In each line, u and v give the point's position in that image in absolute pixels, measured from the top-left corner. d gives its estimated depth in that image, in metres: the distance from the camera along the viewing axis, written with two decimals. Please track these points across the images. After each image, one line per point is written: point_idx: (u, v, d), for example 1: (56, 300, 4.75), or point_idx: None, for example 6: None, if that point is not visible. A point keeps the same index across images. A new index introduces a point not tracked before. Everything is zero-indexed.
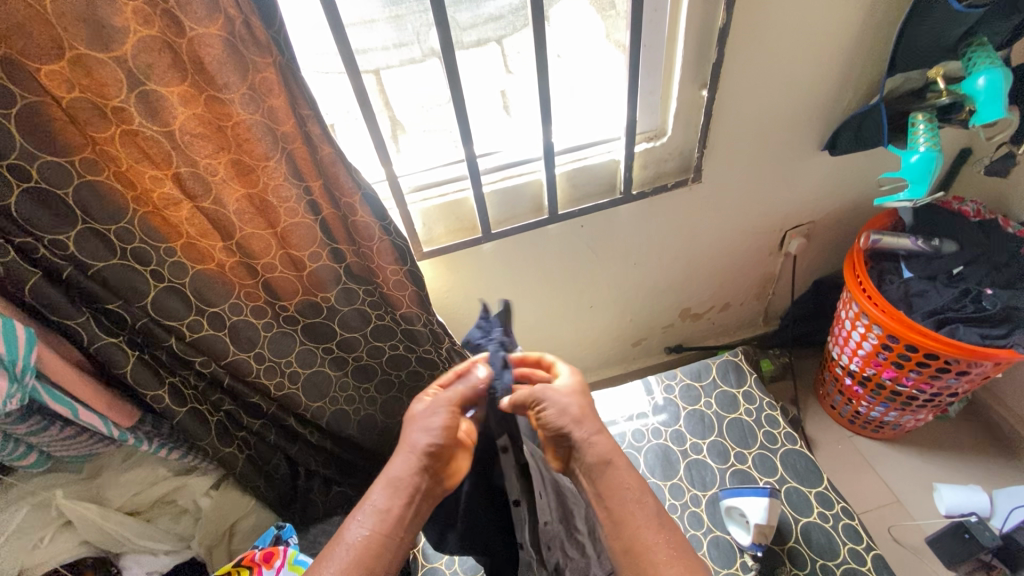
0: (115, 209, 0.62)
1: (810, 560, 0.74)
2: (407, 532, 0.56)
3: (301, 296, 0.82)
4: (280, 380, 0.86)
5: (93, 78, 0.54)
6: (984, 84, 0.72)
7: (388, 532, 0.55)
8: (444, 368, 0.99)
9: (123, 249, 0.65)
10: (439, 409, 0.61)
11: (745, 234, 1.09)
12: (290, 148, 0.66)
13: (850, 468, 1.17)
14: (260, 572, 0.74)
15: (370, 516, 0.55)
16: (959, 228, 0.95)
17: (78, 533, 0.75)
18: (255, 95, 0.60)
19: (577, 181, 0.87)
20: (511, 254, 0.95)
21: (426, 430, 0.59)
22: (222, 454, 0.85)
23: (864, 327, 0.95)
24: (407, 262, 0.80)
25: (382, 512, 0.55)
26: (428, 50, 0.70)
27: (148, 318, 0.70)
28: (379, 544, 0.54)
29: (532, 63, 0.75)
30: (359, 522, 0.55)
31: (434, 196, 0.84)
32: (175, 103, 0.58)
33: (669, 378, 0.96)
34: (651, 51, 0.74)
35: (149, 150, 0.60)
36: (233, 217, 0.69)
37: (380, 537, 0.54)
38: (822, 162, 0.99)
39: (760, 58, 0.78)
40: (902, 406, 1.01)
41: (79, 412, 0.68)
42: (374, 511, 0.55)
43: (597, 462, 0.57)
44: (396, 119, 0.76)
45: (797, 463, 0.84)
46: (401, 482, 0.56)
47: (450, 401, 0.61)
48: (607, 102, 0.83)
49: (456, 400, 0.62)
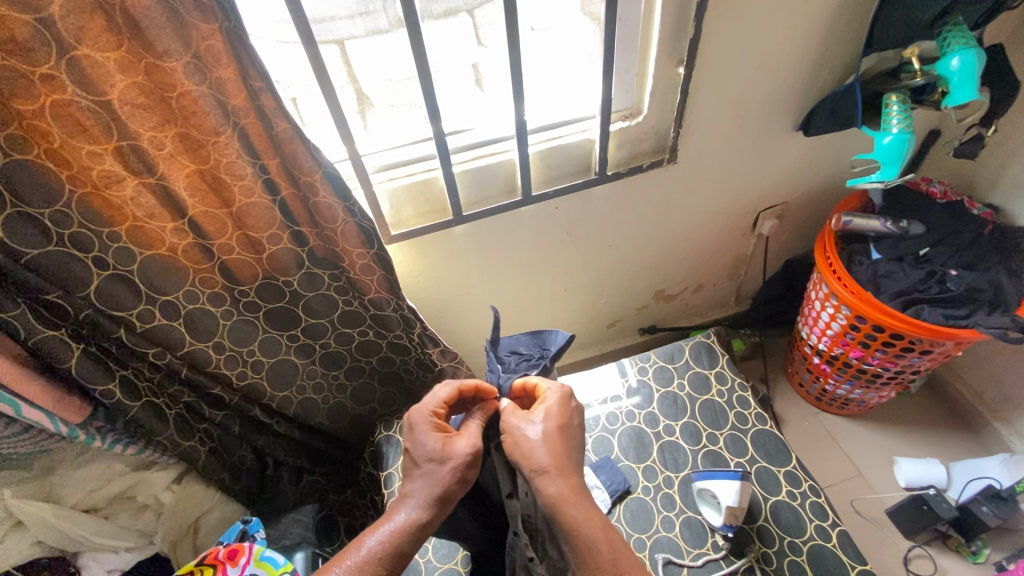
0: (49, 191, 0.57)
1: (778, 538, 0.75)
2: (409, 550, 0.54)
3: (261, 281, 0.77)
4: (242, 370, 0.83)
5: (14, 41, 0.48)
6: (958, 65, 0.72)
7: (394, 559, 0.53)
8: (416, 354, 0.96)
9: (61, 234, 0.60)
10: (469, 465, 0.58)
11: (719, 216, 1.08)
12: (242, 124, 0.60)
13: (817, 444, 1.20)
14: (224, 569, 0.72)
15: (383, 539, 0.54)
16: (926, 209, 0.96)
17: (32, 533, 0.71)
18: (200, 65, 0.55)
19: (551, 161, 0.85)
20: (484, 237, 0.92)
21: (456, 487, 0.57)
22: (183, 448, 0.81)
23: (833, 308, 0.97)
24: (374, 246, 0.76)
25: (395, 548, 0.53)
26: (394, 19, 0.65)
27: (94, 309, 0.66)
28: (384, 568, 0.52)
29: (504, 36, 0.71)
30: (373, 547, 0.53)
31: (400, 175, 0.80)
32: (111, 70, 0.53)
33: (642, 360, 0.96)
34: (629, 25, 0.71)
35: (84, 122, 0.54)
36: (183, 198, 0.64)
37: (388, 562, 0.53)
38: (796, 142, 0.98)
39: (737, 35, 0.76)
40: (866, 383, 1.04)
41: (21, 408, 0.64)
42: (388, 543, 0.53)
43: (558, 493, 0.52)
44: (362, 92, 0.71)
45: (766, 442, 0.85)
46: (420, 521, 0.55)
47: (468, 460, 0.58)
48: (583, 77, 0.80)
49: (473, 459, 0.58)
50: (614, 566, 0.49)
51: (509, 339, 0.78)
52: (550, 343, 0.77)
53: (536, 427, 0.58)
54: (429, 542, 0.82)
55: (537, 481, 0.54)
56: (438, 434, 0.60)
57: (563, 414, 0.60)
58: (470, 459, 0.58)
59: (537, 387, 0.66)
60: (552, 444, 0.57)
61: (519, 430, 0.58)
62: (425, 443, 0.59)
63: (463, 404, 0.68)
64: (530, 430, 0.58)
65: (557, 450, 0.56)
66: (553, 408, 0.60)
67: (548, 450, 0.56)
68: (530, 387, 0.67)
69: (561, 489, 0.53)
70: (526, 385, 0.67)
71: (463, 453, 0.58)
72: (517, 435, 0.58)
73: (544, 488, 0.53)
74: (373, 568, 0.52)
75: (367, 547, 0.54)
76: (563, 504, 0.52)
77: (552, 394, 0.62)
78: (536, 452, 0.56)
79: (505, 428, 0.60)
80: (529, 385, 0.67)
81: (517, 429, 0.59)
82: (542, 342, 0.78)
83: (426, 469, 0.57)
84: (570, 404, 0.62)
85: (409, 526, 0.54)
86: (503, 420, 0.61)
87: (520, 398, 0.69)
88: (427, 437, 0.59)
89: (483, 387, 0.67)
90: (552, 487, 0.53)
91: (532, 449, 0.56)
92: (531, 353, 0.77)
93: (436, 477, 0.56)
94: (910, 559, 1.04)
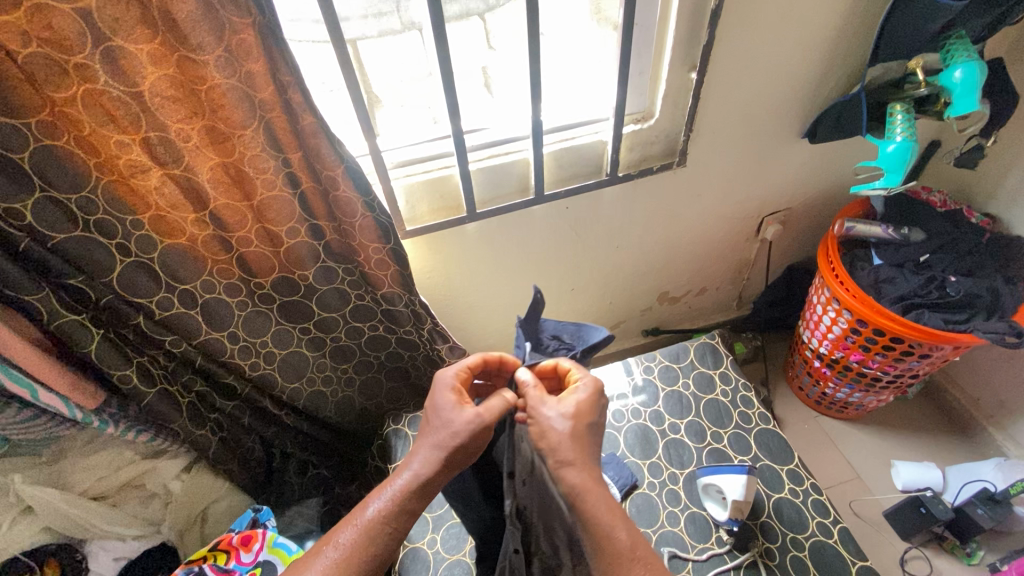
0: (77, 177, 0.58)
1: (781, 534, 0.77)
2: (415, 506, 0.55)
3: (277, 273, 0.78)
4: (255, 361, 0.84)
5: (51, 31, 0.49)
6: (961, 77, 0.74)
7: (399, 516, 0.54)
8: (424, 350, 0.97)
9: (86, 221, 0.61)
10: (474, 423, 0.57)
11: (724, 220, 1.10)
12: (268, 117, 0.62)
13: (816, 447, 1.22)
14: (238, 555, 0.78)
15: (388, 499, 0.54)
16: (927, 218, 0.99)
17: (40, 520, 0.72)
18: (231, 58, 0.56)
19: (564, 161, 0.86)
20: (495, 234, 0.93)
21: (461, 446, 0.56)
22: (195, 436, 0.82)
23: (834, 312, 0.99)
24: (390, 241, 0.77)
25: (399, 504, 0.54)
26: (408, 22, 0.67)
27: (115, 294, 0.67)
28: (384, 526, 0.53)
29: (514, 40, 0.73)
30: (378, 507, 0.54)
31: (417, 172, 0.81)
32: (145, 61, 0.53)
33: (648, 360, 0.98)
34: (643, 31, 0.73)
35: (114, 112, 0.55)
36: (206, 188, 0.65)
37: (391, 522, 0.53)
38: (801, 149, 1.00)
39: (748, 41, 0.78)
40: (866, 387, 1.06)
41: (38, 393, 0.65)
42: (393, 500, 0.54)
43: (575, 485, 0.53)
44: (373, 92, 0.73)
45: (769, 441, 0.87)
46: (425, 479, 0.55)
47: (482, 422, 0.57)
48: (595, 81, 0.82)
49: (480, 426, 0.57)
50: (630, 551, 0.50)
51: (555, 324, 0.77)
52: (591, 338, 0.75)
53: (559, 426, 0.56)
54: (438, 534, 0.83)
55: (557, 469, 0.55)
56: (455, 397, 0.60)
57: (592, 410, 0.59)
58: (484, 430, 0.57)
59: (570, 373, 0.66)
60: (580, 438, 0.56)
61: (545, 416, 0.58)
62: (438, 404, 0.59)
63: (487, 373, 0.71)
64: (551, 416, 0.58)
65: (583, 443, 0.56)
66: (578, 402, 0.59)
67: (576, 445, 0.55)
68: (561, 370, 0.67)
69: (583, 478, 0.53)
70: (558, 367, 0.68)
71: (470, 416, 0.57)
72: (545, 424, 0.57)
73: (566, 477, 0.54)
74: (379, 523, 0.53)
75: (373, 508, 0.54)
76: (584, 495, 0.53)
77: (585, 382, 0.62)
78: (564, 444, 0.55)
79: (531, 412, 0.59)
80: (560, 367, 0.67)
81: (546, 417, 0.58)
82: (584, 337, 0.76)
83: (435, 426, 0.58)
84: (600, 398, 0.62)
85: (413, 483, 0.55)
86: (534, 408, 0.59)
87: (546, 378, 0.69)
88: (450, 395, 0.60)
89: (506, 359, 0.69)
90: (573, 477, 0.54)
91: (559, 441, 0.55)
92: (570, 343, 0.76)
93: (439, 438, 0.56)
94: (907, 560, 1.06)
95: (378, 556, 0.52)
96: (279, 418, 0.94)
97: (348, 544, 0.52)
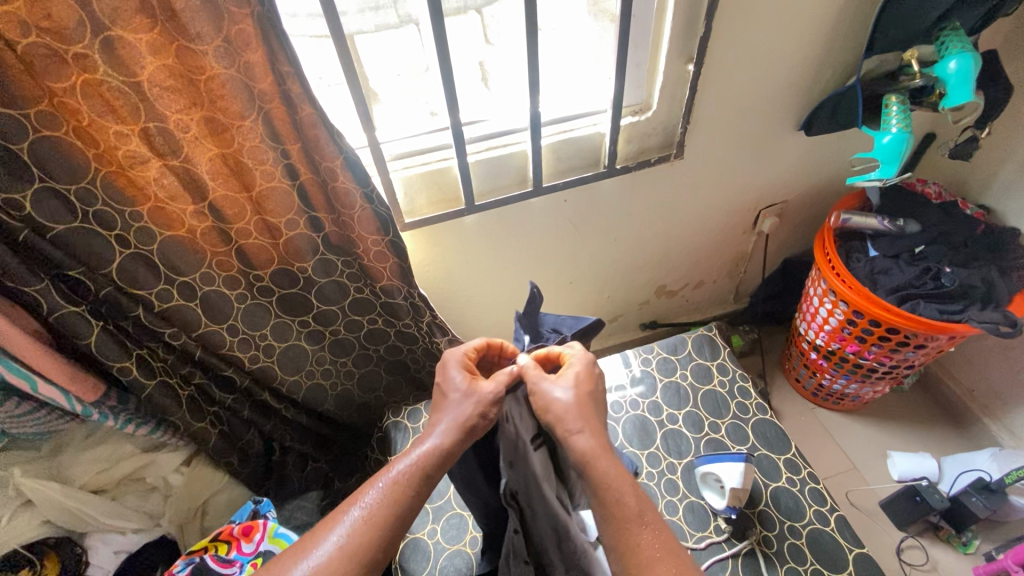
0: (75, 168, 0.58)
1: (779, 521, 0.78)
2: (436, 475, 0.55)
3: (276, 265, 0.78)
4: (254, 354, 0.84)
5: (50, 21, 0.49)
6: (955, 68, 0.75)
7: (419, 482, 0.54)
8: (423, 343, 0.98)
9: (85, 212, 0.61)
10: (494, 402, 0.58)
11: (722, 213, 1.11)
12: (267, 108, 0.62)
13: (813, 438, 1.23)
14: (239, 545, 0.78)
15: (411, 465, 0.55)
16: (922, 209, 0.99)
17: (40, 512, 0.71)
18: (230, 48, 0.56)
19: (562, 153, 0.87)
20: (494, 227, 0.94)
21: (480, 420, 0.57)
22: (195, 430, 0.82)
23: (830, 304, 0.99)
24: (389, 233, 0.78)
25: (422, 470, 0.54)
26: (405, 16, 0.67)
27: (113, 286, 0.67)
28: (409, 489, 0.53)
29: (511, 34, 0.74)
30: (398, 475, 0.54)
31: (416, 164, 0.81)
32: (143, 51, 0.53)
33: (646, 352, 0.98)
34: (639, 24, 0.73)
35: (113, 102, 0.55)
36: (205, 179, 0.65)
37: (415, 486, 0.53)
38: (797, 141, 1.01)
39: (746, 31, 0.78)
40: (862, 378, 1.07)
41: (37, 386, 0.65)
42: (414, 469, 0.54)
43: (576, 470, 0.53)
44: (371, 87, 0.73)
45: (767, 432, 0.87)
46: (446, 451, 0.55)
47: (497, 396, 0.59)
48: (592, 74, 0.82)
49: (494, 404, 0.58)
50: (639, 516, 0.51)
51: (554, 318, 0.77)
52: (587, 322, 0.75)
53: (558, 413, 0.57)
54: (438, 524, 0.84)
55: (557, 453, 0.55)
56: (468, 373, 0.61)
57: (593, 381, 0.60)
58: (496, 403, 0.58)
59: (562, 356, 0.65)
60: (584, 407, 0.57)
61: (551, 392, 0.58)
62: (453, 378, 0.61)
63: (488, 364, 0.71)
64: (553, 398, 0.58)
65: (583, 427, 0.56)
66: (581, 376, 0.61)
67: (581, 415, 0.56)
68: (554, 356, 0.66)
69: (591, 445, 0.54)
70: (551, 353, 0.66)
71: (487, 391, 0.58)
72: (550, 397, 0.57)
73: (578, 444, 0.54)
74: (403, 487, 0.53)
75: (397, 471, 0.55)
76: (596, 459, 0.53)
77: (580, 359, 0.63)
78: (570, 412, 0.56)
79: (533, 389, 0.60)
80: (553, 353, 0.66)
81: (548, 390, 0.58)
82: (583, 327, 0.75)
83: (453, 401, 0.59)
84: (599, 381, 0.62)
85: (436, 451, 0.55)
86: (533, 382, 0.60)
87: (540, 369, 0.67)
88: (462, 367, 0.62)
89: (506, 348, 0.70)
90: (583, 444, 0.54)
91: (565, 410, 0.56)
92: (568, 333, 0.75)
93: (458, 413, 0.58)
94: (903, 549, 1.07)
95: (399, 524, 0.52)
96: (279, 411, 0.94)
97: (372, 506, 0.52)
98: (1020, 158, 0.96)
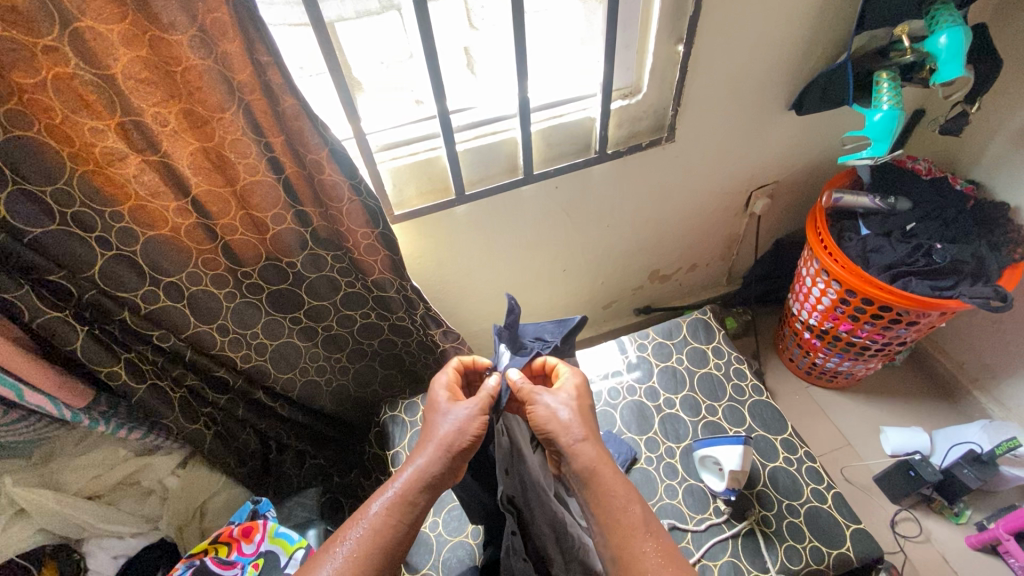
0: (50, 168, 0.56)
1: (777, 501, 0.79)
2: (423, 500, 0.56)
3: (263, 260, 0.76)
4: (246, 353, 0.83)
5: (15, 11, 0.46)
6: (946, 42, 0.75)
7: (404, 510, 0.55)
8: (417, 335, 0.97)
9: (63, 214, 0.59)
10: (471, 416, 0.60)
11: (714, 196, 1.11)
12: (247, 100, 0.60)
13: (808, 416, 1.25)
14: (240, 546, 0.78)
15: (389, 499, 0.55)
16: (913, 187, 1.00)
17: (33, 522, 0.70)
18: (206, 38, 0.54)
19: (552, 139, 0.86)
20: (485, 215, 0.92)
21: (459, 436, 0.58)
22: (189, 431, 0.82)
23: (824, 283, 1.00)
24: (379, 226, 0.76)
25: (402, 499, 0.55)
26: (387, 3, 0.65)
27: (98, 290, 0.65)
28: (391, 522, 0.54)
29: (495, 18, 0.71)
30: (380, 507, 0.55)
31: (403, 154, 0.80)
32: (115, 43, 0.51)
33: (641, 337, 0.98)
34: (628, 4, 0.72)
35: (87, 97, 0.53)
36: (187, 176, 0.63)
37: (393, 515, 0.54)
38: (787, 121, 1.00)
39: (734, 10, 0.77)
40: (855, 356, 1.08)
41: (24, 394, 0.64)
42: (397, 498, 0.55)
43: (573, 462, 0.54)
44: (355, 77, 0.70)
45: (763, 412, 0.88)
46: (428, 474, 0.57)
47: (480, 407, 0.61)
48: (581, 56, 0.80)
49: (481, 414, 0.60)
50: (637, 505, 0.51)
51: (534, 326, 0.77)
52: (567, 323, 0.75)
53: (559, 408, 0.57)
54: (440, 517, 0.83)
55: (570, 442, 0.56)
56: (451, 394, 0.64)
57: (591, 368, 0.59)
58: (474, 416, 0.60)
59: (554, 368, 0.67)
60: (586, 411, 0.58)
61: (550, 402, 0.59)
62: (438, 401, 0.63)
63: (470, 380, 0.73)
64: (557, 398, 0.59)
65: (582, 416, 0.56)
66: (575, 388, 0.63)
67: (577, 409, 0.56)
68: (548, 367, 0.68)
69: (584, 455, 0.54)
70: (546, 364, 0.68)
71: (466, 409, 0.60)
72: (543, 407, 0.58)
73: (582, 452, 0.56)
74: (386, 522, 0.54)
75: (375, 511, 0.55)
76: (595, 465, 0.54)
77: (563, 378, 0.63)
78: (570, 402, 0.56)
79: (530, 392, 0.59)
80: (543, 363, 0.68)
81: (549, 405, 0.59)
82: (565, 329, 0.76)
83: (436, 424, 0.61)
84: (588, 389, 0.63)
85: (420, 475, 0.56)
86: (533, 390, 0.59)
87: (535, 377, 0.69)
88: (442, 399, 0.63)
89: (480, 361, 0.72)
90: (585, 452, 0.56)
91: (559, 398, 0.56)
92: (551, 339, 0.75)
93: (449, 431, 0.59)
94: (897, 522, 1.09)
95: (387, 552, 0.53)
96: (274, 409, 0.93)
97: (357, 552, 0.52)
98: (1009, 134, 0.96)
